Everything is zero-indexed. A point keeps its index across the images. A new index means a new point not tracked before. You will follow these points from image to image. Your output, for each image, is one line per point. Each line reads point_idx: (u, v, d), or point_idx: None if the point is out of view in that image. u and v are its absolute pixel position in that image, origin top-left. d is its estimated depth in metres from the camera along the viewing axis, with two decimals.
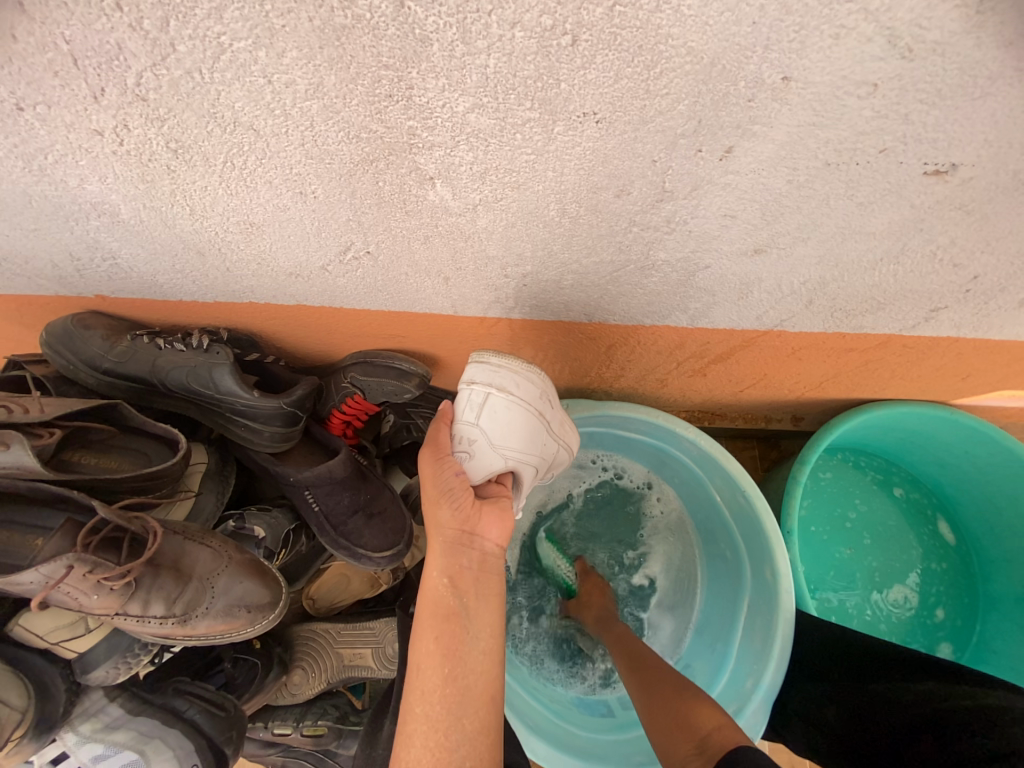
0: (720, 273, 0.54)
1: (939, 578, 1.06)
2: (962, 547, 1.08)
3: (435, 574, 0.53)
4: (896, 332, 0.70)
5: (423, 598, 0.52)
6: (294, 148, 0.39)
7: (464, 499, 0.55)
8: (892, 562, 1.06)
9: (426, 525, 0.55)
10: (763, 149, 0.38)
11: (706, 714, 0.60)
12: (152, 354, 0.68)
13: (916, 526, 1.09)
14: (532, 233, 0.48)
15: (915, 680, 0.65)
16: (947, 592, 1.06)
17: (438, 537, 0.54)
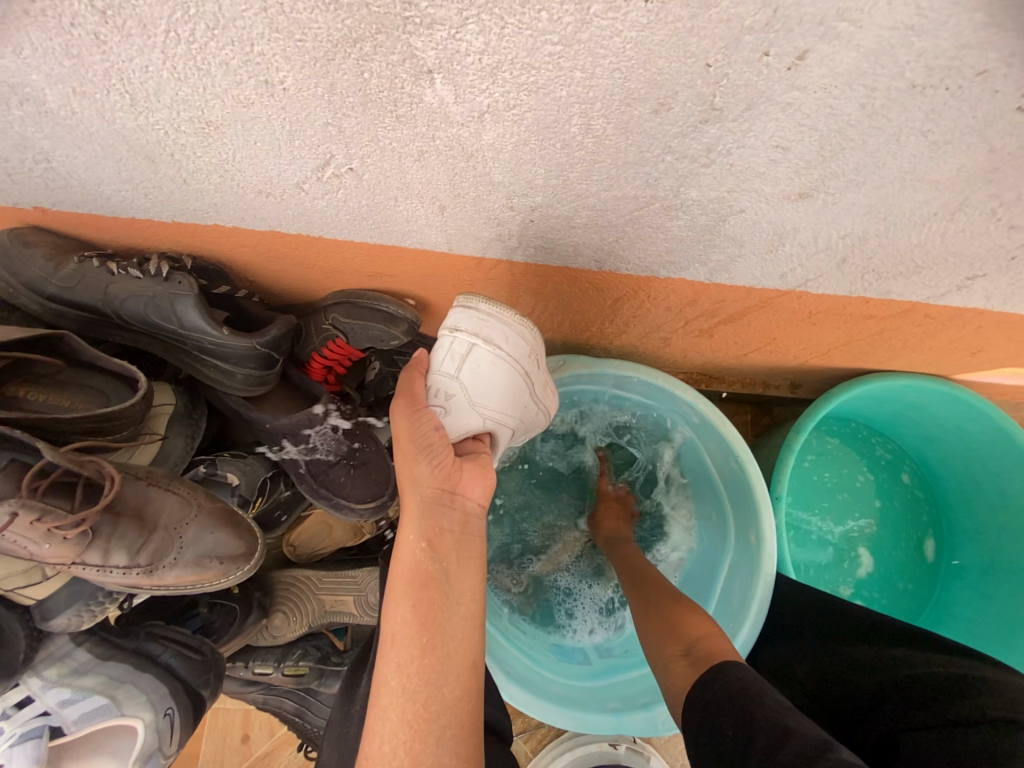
0: (755, 219, 0.47)
1: (910, 550, 1.09)
2: (937, 523, 1.10)
3: (411, 537, 0.49)
4: (922, 300, 0.66)
5: (398, 563, 0.49)
6: (255, 13, 0.30)
7: (442, 455, 0.52)
8: (867, 533, 1.08)
9: (403, 483, 0.52)
10: (843, 58, 0.31)
11: (698, 624, 0.62)
12: (104, 279, 0.60)
13: (897, 502, 1.10)
14: (546, 154, 0.40)
15: (891, 645, 0.66)
16: (914, 562, 1.09)
17: (415, 498, 0.51)
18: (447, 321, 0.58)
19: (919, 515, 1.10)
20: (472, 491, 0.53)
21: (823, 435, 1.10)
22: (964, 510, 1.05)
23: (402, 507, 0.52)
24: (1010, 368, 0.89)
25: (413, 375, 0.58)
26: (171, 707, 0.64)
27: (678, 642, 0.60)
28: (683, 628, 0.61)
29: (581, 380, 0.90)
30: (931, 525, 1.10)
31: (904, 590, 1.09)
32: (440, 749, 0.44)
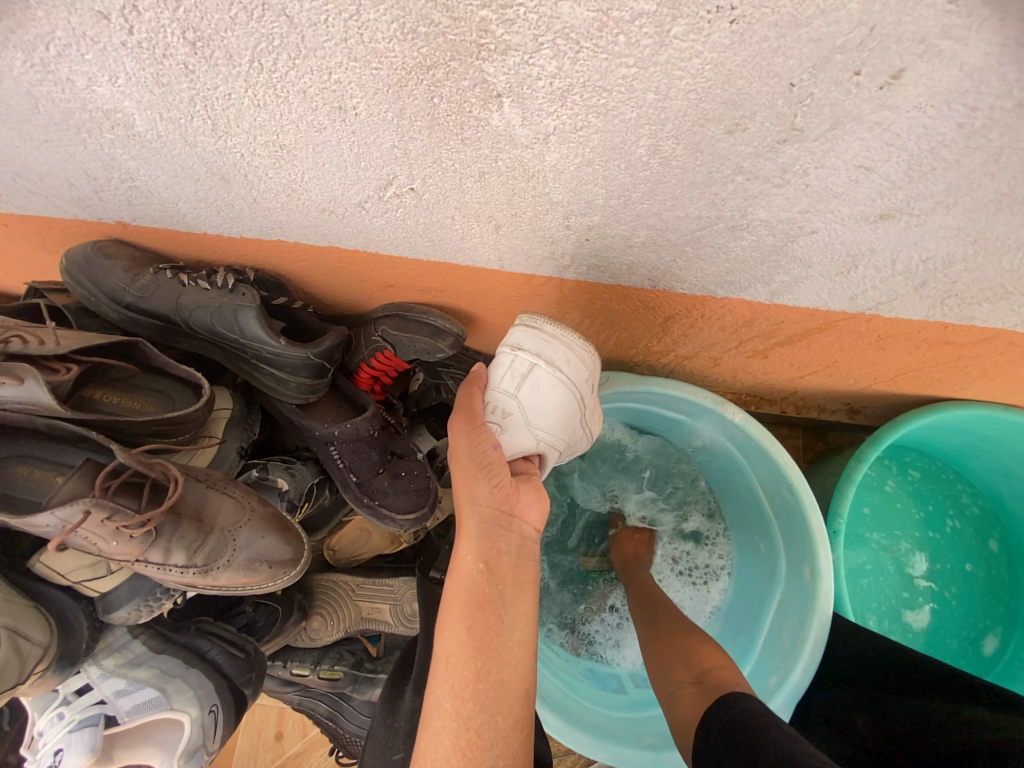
0: (827, 241, 0.45)
1: (971, 628, 0.99)
2: (1011, 610, 0.98)
3: (468, 557, 0.49)
4: (1009, 327, 0.60)
5: (454, 584, 0.48)
6: (335, 43, 0.31)
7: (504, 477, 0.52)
8: (929, 592, 0.99)
9: (461, 501, 0.52)
10: (944, 76, 0.28)
11: (710, 654, 0.61)
12: (175, 290, 0.63)
13: (973, 568, 1.00)
14: (608, 175, 0.39)
15: (969, 705, 0.60)
16: (978, 637, 0.98)
17: (474, 518, 0.51)
18: (509, 338, 0.58)
19: (993, 560, 1.00)
20: (529, 515, 0.53)
21: (901, 470, 1.04)
22: None
23: (459, 527, 0.51)
24: None
25: (473, 388, 0.58)
26: (216, 703, 0.66)
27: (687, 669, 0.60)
28: (696, 656, 0.61)
29: (624, 398, 0.87)
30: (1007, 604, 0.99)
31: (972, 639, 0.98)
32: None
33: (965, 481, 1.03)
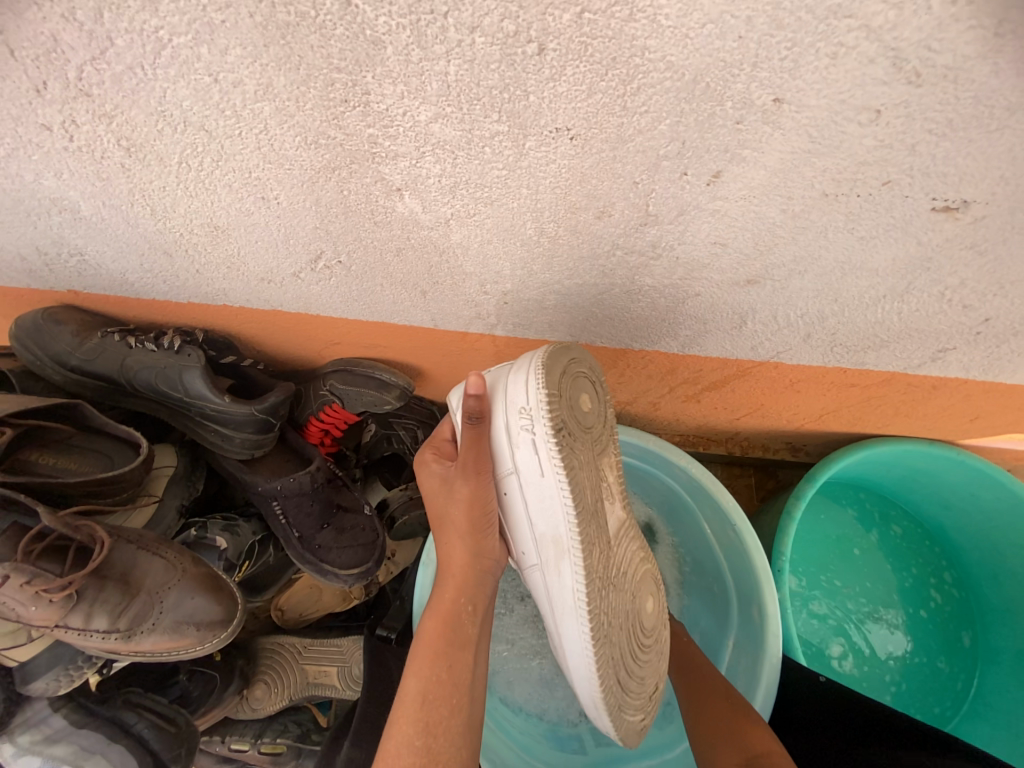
0: (711, 302, 0.51)
1: (918, 690, 1.00)
2: (953, 707, 0.99)
3: (457, 596, 0.52)
4: (901, 371, 0.66)
5: (438, 617, 0.52)
6: (251, 151, 0.36)
7: (443, 513, 0.54)
8: (888, 654, 1.00)
9: (453, 536, 0.53)
10: (754, 175, 0.34)
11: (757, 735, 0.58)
12: (122, 352, 0.65)
13: (931, 632, 1.02)
14: (509, 251, 0.45)
15: (907, 750, 0.61)
16: (940, 684, 1.00)
17: (473, 565, 0.53)
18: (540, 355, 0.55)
19: (947, 604, 1.03)
20: (460, 560, 0.53)
21: (886, 521, 1.07)
22: (1000, 606, 0.98)
23: (445, 561, 0.54)
24: (1013, 432, 0.88)
25: None
26: None
27: (737, 752, 0.57)
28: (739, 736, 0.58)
29: None
30: (961, 668, 1.00)
31: (931, 684, 1.00)
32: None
33: (956, 563, 1.04)
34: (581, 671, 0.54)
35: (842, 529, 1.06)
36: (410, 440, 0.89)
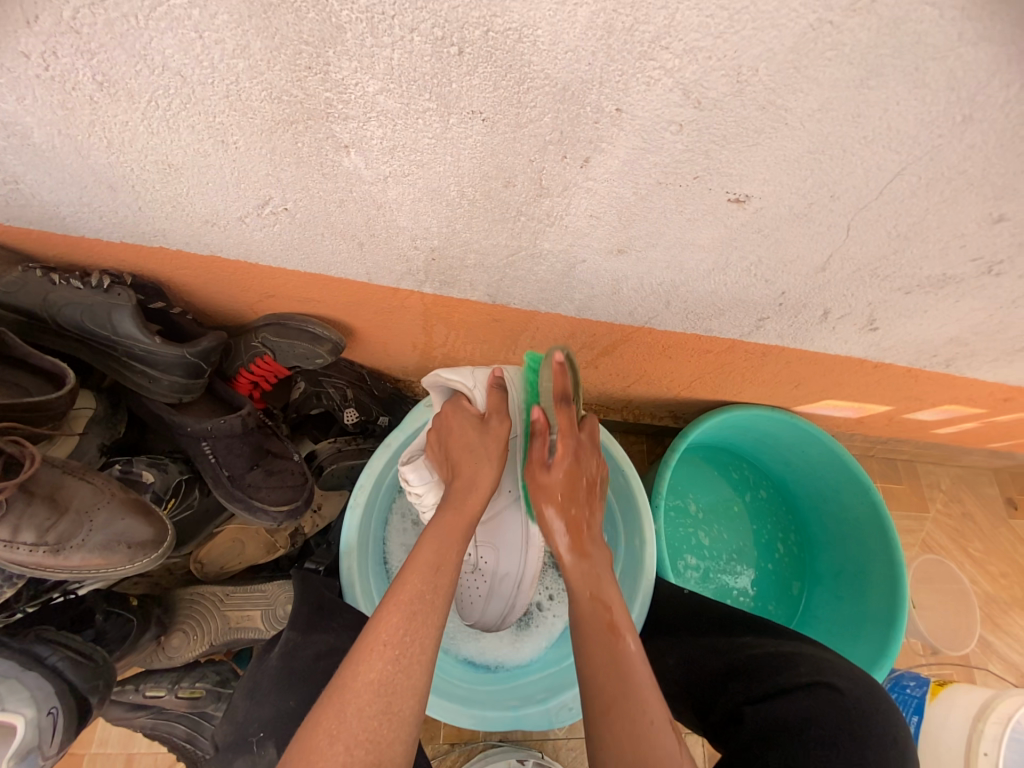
0: (594, 267, 0.65)
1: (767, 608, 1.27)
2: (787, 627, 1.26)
3: (473, 497, 0.66)
4: (738, 338, 0.86)
5: (454, 512, 0.65)
6: (219, 98, 0.43)
7: (476, 444, 0.70)
8: (739, 587, 1.26)
9: (473, 460, 0.69)
10: (612, 163, 0.48)
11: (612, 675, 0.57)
12: (43, 288, 0.66)
13: (777, 562, 1.30)
14: (436, 210, 0.56)
15: (738, 628, 0.80)
16: (782, 602, 1.28)
17: (482, 482, 0.68)
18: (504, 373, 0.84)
19: (787, 540, 1.32)
20: (485, 481, 0.68)
21: (756, 485, 1.34)
22: (821, 538, 1.28)
23: (465, 477, 0.68)
24: (829, 399, 1.13)
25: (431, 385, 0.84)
26: (54, 706, 0.63)
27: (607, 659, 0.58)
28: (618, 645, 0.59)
29: None
30: (796, 589, 1.30)
31: (775, 604, 1.28)
32: (412, 682, 0.50)
33: (796, 510, 1.33)
34: (532, 563, 0.80)
35: (712, 482, 1.31)
36: (340, 397, 0.96)
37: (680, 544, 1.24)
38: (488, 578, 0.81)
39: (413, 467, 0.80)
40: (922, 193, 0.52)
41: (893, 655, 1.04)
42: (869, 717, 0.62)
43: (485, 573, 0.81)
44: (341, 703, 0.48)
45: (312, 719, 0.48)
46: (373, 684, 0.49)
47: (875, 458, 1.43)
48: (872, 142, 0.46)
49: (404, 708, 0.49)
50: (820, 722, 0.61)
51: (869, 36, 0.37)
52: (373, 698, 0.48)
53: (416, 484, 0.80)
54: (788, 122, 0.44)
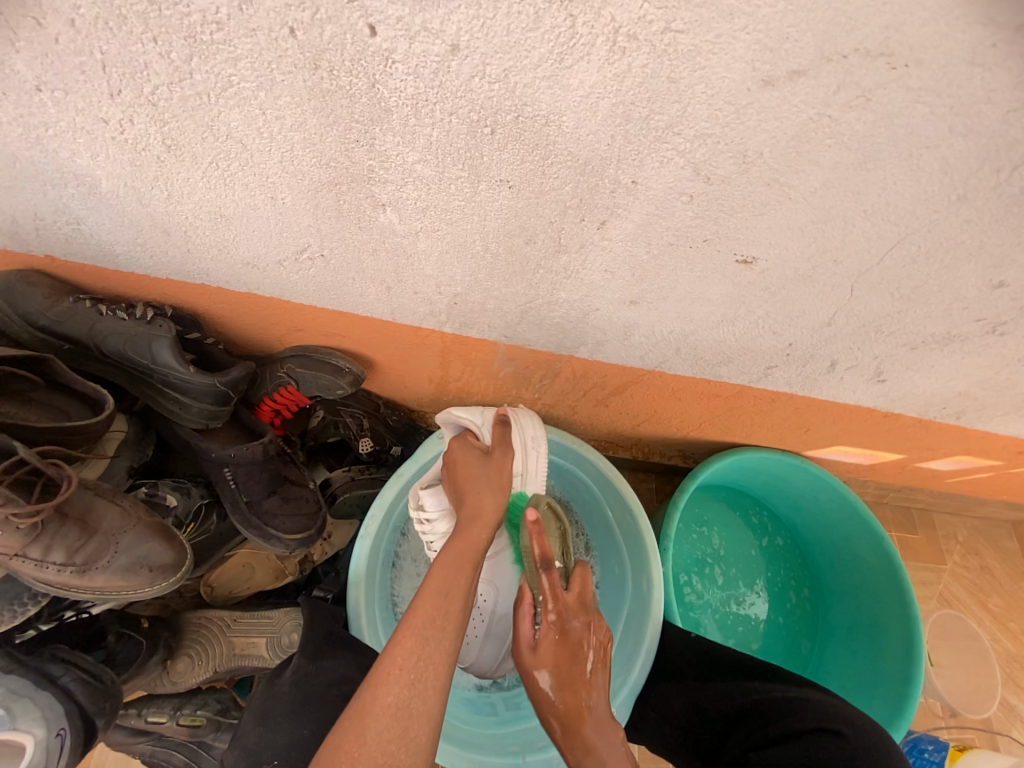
0: (608, 315, 0.69)
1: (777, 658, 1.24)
2: None
3: (476, 528, 0.66)
4: (747, 385, 0.88)
5: (458, 540, 0.64)
6: (273, 162, 0.48)
7: (480, 476, 0.72)
8: (748, 634, 1.23)
9: (476, 491, 0.70)
10: (626, 226, 0.52)
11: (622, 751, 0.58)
12: (92, 318, 0.71)
13: (789, 610, 1.27)
14: (461, 261, 0.60)
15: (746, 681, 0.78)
16: (793, 653, 1.25)
17: (486, 514, 0.68)
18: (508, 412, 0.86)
19: (800, 588, 1.29)
20: (489, 509, 0.68)
21: (774, 534, 1.32)
22: (835, 587, 1.25)
23: (470, 507, 0.68)
24: (841, 446, 1.13)
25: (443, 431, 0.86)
26: (63, 726, 0.64)
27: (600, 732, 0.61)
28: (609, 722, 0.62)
29: None
30: (807, 639, 1.26)
31: (785, 653, 1.24)
32: (427, 706, 0.51)
33: (809, 557, 1.31)
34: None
35: (722, 524, 1.30)
36: (356, 426, 0.99)
37: (688, 586, 1.22)
38: (488, 618, 0.93)
39: (431, 491, 0.80)
40: (923, 260, 0.55)
41: (909, 716, 1.00)
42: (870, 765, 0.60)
43: (485, 613, 0.93)
44: (360, 729, 0.48)
45: (332, 740, 0.49)
46: (390, 709, 0.49)
47: (888, 507, 1.41)
48: (872, 215, 0.49)
49: (421, 734, 0.50)
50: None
51: (865, 127, 0.41)
52: (391, 723, 0.49)
53: (430, 509, 0.80)
54: (792, 196, 0.48)
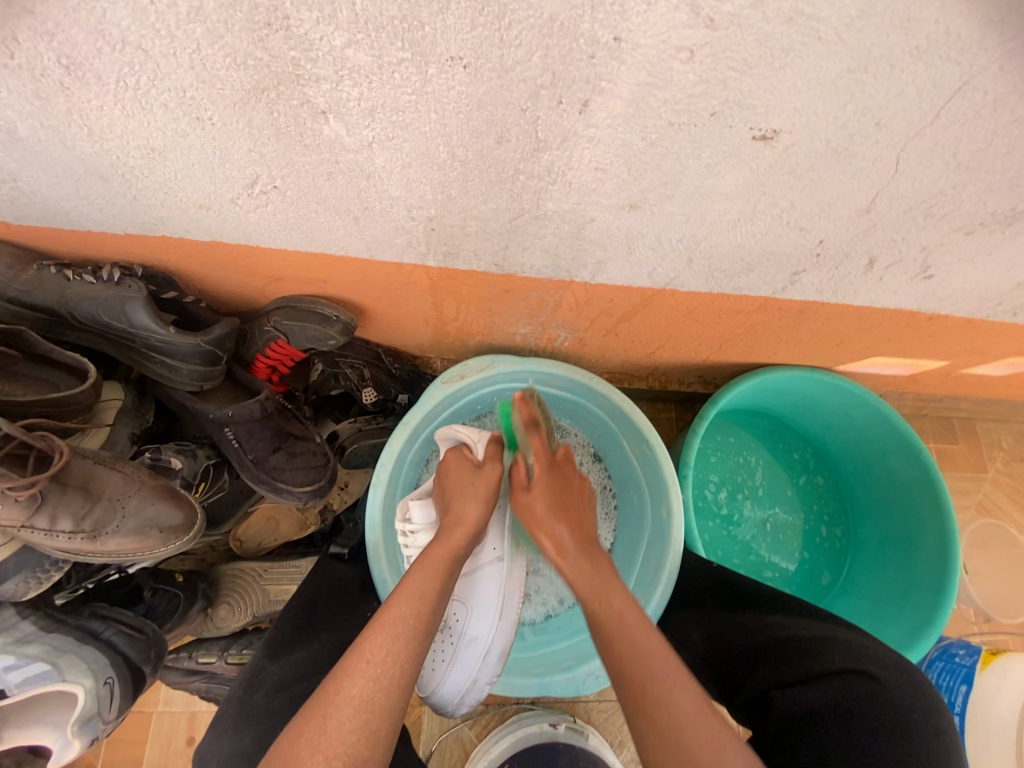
0: (605, 226, 0.60)
1: (805, 576, 1.22)
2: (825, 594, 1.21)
3: (457, 538, 0.66)
4: (771, 296, 0.79)
5: (437, 549, 0.65)
6: (184, 70, 0.41)
7: (467, 483, 0.73)
8: (776, 555, 1.21)
9: (456, 506, 0.71)
10: (614, 105, 0.43)
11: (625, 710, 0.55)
12: (59, 285, 0.67)
13: (819, 531, 1.24)
14: (428, 175, 0.52)
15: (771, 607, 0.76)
16: (822, 569, 1.23)
17: (466, 526, 0.68)
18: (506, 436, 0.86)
19: (830, 508, 1.26)
20: (472, 518, 0.69)
21: (814, 469, 1.27)
22: (868, 505, 1.20)
23: (453, 518, 0.69)
24: (877, 356, 1.03)
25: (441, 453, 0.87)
26: (110, 675, 0.69)
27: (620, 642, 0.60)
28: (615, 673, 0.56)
29: (507, 377, 0.98)
30: (837, 556, 1.24)
31: (813, 571, 1.23)
32: (390, 704, 0.50)
33: (841, 477, 1.25)
34: (502, 631, 0.79)
35: (746, 450, 1.25)
36: (357, 378, 0.96)
37: (712, 512, 1.20)
38: (456, 640, 0.79)
39: (419, 503, 0.79)
40: (991, 111, 0.44)
41: (941, 624, 0.99)
42: (910, 706, 0.58)
43: (455, 635, 0.79)
44: (320, 725, 0.47)
45: (295, 728, 0.48)
46: (353, 699, 0.48)
47: (927, 417, 1.32)
48: (927, 52, 0.39)
49: (383, 727, 0.48)
50: (854, 714, 0.57)
51: None
52: (355, 714, 0.48)
53: (417, 522, 0.78)
54: (821, 35, 0.37)
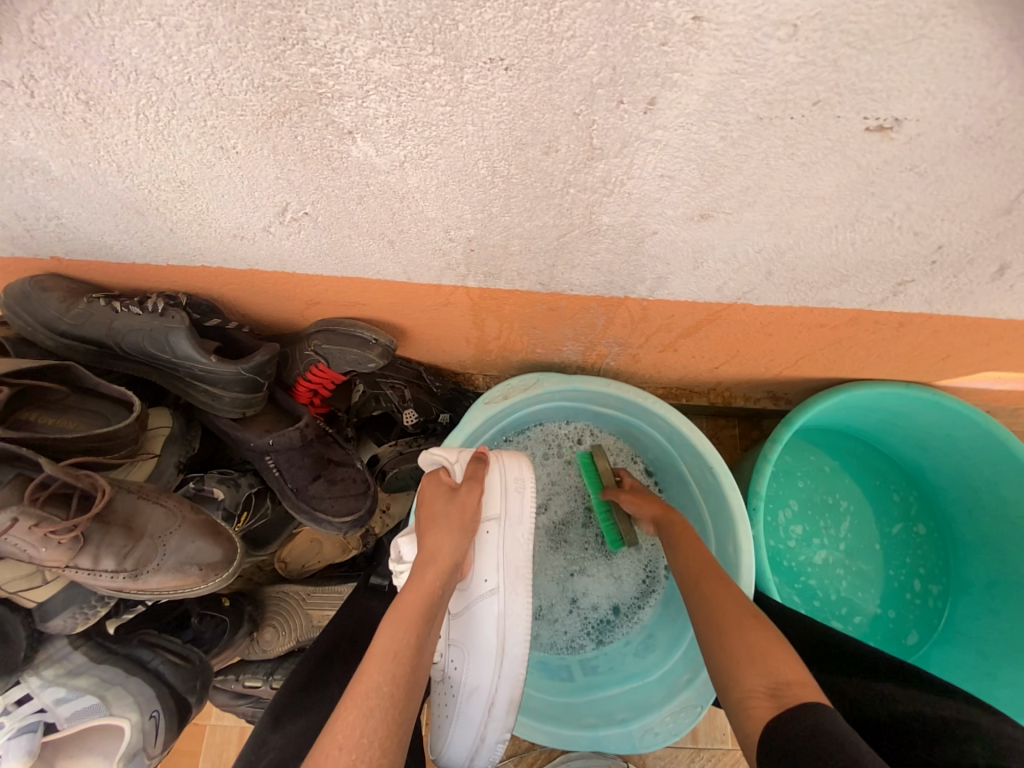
0: (669, 239, 0.52)
1: (897, 621, 1.06)
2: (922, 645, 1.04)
3: (429, 583, 0.60)
4: (865, 308, 0.67)
5: (408, 597, 0.58)
6: (201, 97, 0.37)
7: (442, 513, 0.66)
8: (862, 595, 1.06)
9: (429, 545, 0.64)
10: (688, 101, 0.35)
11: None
12: (108, 316, 0.68)
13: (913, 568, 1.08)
14: (466, 193, 0.46)
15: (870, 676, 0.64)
16: (918, 614, 1.06)
17: (438, 564, 0.62)
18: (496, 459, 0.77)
19: (926, 542, 1.09)
20: (447, 555, 0.62)
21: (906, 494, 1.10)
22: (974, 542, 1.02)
23: (426, 557, 0.62)
24: (992, 370, 0.87)
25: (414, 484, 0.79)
26: (156, 708, 0.70)
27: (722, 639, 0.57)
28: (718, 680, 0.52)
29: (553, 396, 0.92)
30: (937, 600, 1.06)
31: (907, 615, 1.06)
32: None
33: (941, 507, 1.08)
34: (504, 678, 0.70)
35: (824, 474, 1.10)
36: (398, 398, 0.93)
37: (784, 545, 1.06)
38: (456, 691, 0.70)
39: (410, 541, 0.70)
40: None
41: None
42: None
43: (453, 685, 0.71)
44: None
45: None
46: None
47: None
48: None
49: None
50: None
51: None
52: None
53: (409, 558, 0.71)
54: None
